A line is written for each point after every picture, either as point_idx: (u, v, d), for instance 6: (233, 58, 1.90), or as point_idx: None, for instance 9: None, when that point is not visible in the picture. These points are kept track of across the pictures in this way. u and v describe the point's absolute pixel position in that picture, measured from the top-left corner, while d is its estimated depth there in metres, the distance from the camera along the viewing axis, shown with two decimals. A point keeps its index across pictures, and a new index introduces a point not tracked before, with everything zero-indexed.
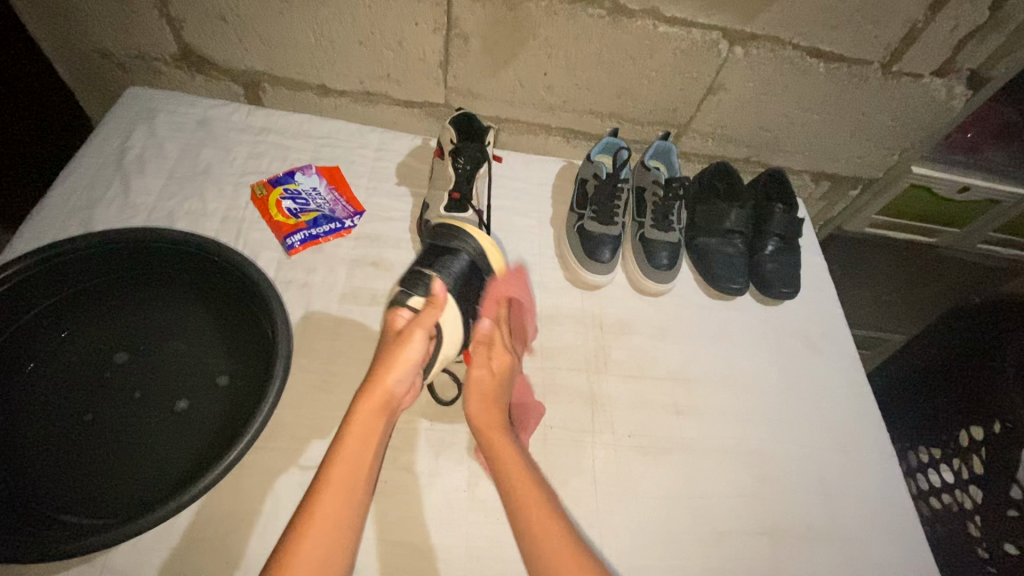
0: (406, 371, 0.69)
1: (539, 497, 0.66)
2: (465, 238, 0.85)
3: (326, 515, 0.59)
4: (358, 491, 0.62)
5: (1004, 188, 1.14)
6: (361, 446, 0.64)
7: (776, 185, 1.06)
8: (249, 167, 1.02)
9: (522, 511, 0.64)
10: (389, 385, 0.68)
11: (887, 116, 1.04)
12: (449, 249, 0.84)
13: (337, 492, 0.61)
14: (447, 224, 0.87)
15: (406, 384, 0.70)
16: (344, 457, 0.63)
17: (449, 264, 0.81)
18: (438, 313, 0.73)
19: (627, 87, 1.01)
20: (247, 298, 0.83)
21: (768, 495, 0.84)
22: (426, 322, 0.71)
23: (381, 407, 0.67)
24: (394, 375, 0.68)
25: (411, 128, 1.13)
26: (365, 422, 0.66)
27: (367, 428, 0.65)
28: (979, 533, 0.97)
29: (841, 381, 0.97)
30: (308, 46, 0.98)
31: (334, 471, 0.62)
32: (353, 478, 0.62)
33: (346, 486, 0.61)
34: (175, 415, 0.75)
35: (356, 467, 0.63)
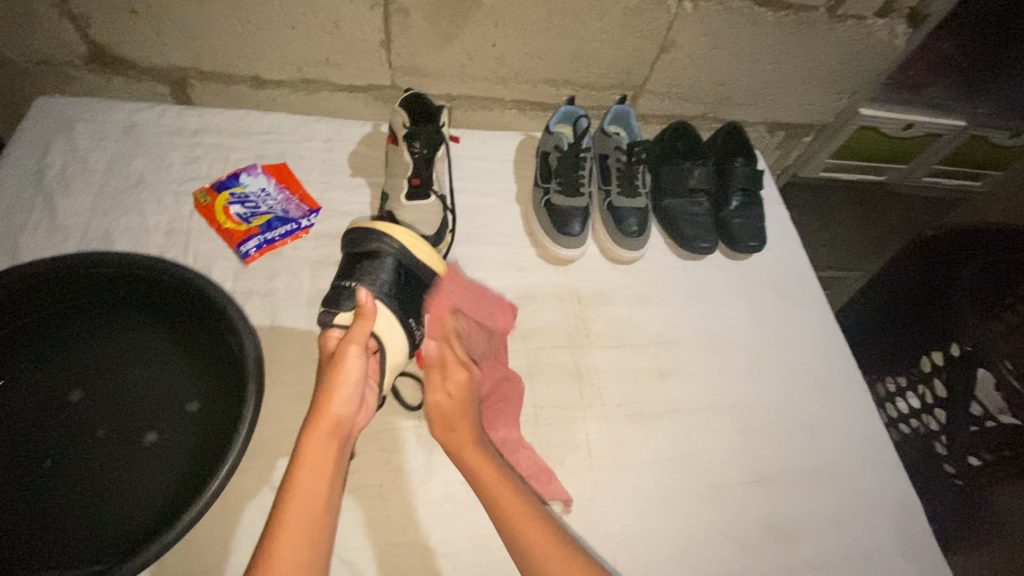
0: (353, 389, 0.64)
1: (513, 493, 0.65)
2: (383, 238, 0.76)
3: (290, 557, 0.53)
4: (319, 528, 0.56)
5: (944, 122, 1.19)
6: (318, 477, 0.58)
7: (734, 139, 1.07)
8: (187, 172, 0.95)
9: (500, 512, 0.63)
10: (337, 409, 0.63)
11: (835, 60, 1.05)
12: (368, 254, 0.76)
13: (297, 531, 0.54)
14: (360, 225, 0.78)
15: (355, 405, 0.65)
16: (299, 492, 0.57)
17: (370, 271, 0.75)
18: (368, 324, 0.67)
19: (579, 52, 0.98)
20: (207, 316, 0.78)
21: (758, 444, 0.86)
22: (359, 336, 0.66)
23: (334, 433, 0.62)
24: (340, 397, 0.63)
25: (359, 114, 1.07)
26: (318, 453, 0.60)
27: (322, 457, 0.60)
28: (945, 451, 1.01)
29: (815, 326, 1.00)
30: (235, 35, 0.90)
31: (292, 509, 0.56)
32: (315, 514, 0.56)
33: (306, 524, 0.55)
34: (147, 450, 0.70)
35: (313, 501, 0.57)
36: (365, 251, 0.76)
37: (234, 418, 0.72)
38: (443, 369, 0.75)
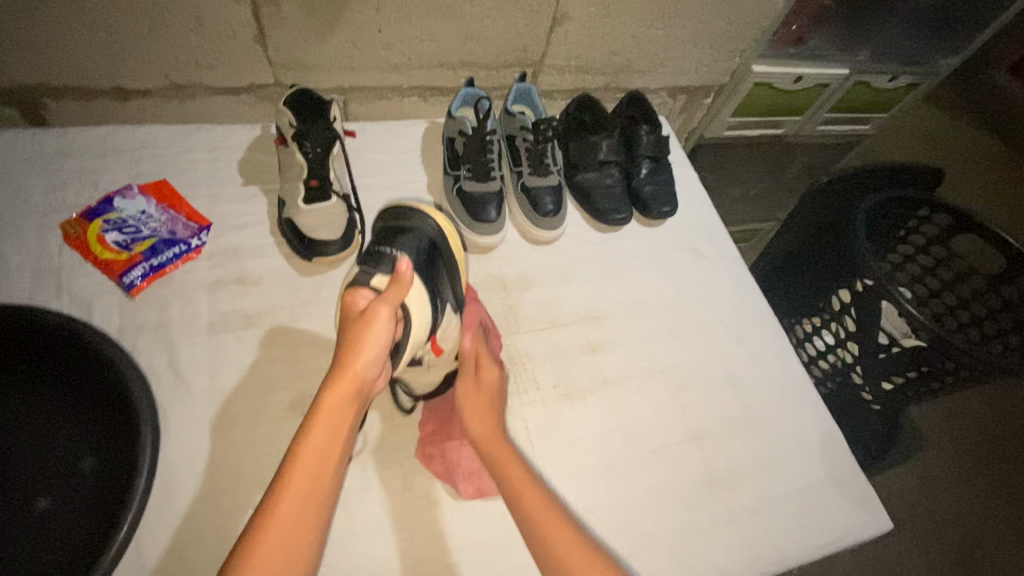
0: (379, 351, 0.61)
1: (531, 483, 0.63)
2: (424, 219, 0.83)
3: (290, 515, 0.52)
4: (325, 484, 0.56)
5: (828, 71, 1.24)
6: (331, 437, 0.57)
7: (637, 108, 1.08)
8: (51, 203, 0.84)
9: (518, 496, 0.62)
10: (358, 371, 0.60)
11: (722, 21, 1.07)
12: (408, 228, 0.80)
13: (305, 487, 0.54)
14: (402, 205, 0.85)
15: (378, 367, 0.62)
16: (309, 448, 0.56)
17: (411, 243, 0.77)
18: (401, 290, 0.65)
19: (472, 32, 0.95)
20: (81, 362, 0.69)
21: (690, 402, 0.89)
22: (393, 300, 0.63)
23: (353, 394, 0.60)
24: (365, 359, 0.60)
25: (245, 118, 0.99)
26: (335, 411, 0.59)
27: (337, 418, 0.59)
28: (861, 379, 1.08)
29: (729, 280, 1.04)
30: (82, 43, 0.80)
31: (300, 464, 0.55)
32: (322, 474, 0.56)
33: (310, 484, 0.55)
34: (39, 519, 0.64)
35: (326, 457, 0.56)
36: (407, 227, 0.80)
37: (129, 469, 0.65)
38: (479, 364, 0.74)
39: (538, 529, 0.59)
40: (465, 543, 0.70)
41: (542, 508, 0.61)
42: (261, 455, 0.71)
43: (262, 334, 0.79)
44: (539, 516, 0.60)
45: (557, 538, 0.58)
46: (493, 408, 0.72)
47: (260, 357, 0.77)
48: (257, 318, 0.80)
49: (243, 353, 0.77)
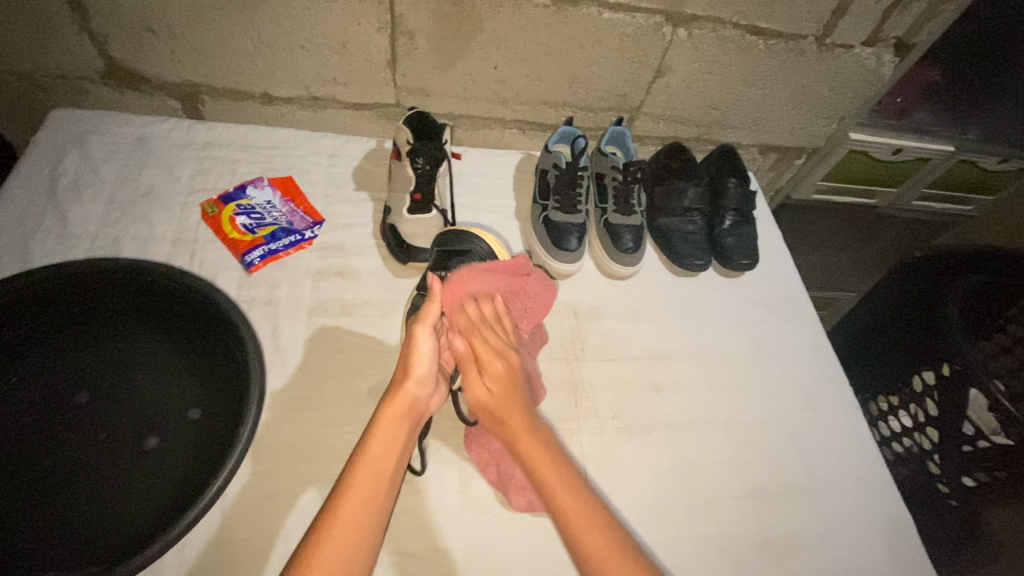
0: (424, 371, 0.71)
1: (562, 477, 0.63)
2: (476, 241, 0.88)
3: (349, 520, 0.58)
4: (380, 495, 0.61)
5: (932, 146, 1.22)
6: (387, 449, 0.64)
7: (727, 161, 1.09)
8: (196, 184, 0.97)
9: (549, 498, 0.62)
10: (410, 389, 0.70)
11: (824, 86, 1.09)
12: (462, 250, 0.86)
13: (362, 493, 0.60)
14: (455, 228, 0.89)
15: (428, 386, 0.72)
16: (367, 460, 0.63)
17: (464, 268, 0.84)
18: (439, 305, 0.75)
19: (579, 76, 1.02)
20: (215, 325, 0.81)
21: (749, 456, 0.87)
22: (429, 317, 0.74)
23: (405, 411, 0.68)
24: (413, 380, 0.70)
25: (363, 132, 1.11)
26: (389, 427, 0.66)
27: (392, 432, 0.66)
28: (939, 470, 1.01)
29: (804, 342, 1.02)
30: (247, 54, 0.94)
31: (359, 474, 0.61)
32: (378, 481, 0.62)
33: (368, 493, 0.60)
34: (145, 456, 0.71)
35: (380, 468, 0.63)
36: (461, 250, 0.86)
37: (235, 422, 0.74)
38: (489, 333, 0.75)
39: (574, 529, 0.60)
40: (511, 552, 0.73)
41: (580, 506, 0.61)
42: (337, 433, 0.77)
43: (353, 323, 0.87)
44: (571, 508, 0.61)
45: (591, 540, 0.59)
46: (513, 398, 0.69)
47: (349, 344, 0.85)
48: (351, 308, 0.88)
49: (334, 338, 0.85)
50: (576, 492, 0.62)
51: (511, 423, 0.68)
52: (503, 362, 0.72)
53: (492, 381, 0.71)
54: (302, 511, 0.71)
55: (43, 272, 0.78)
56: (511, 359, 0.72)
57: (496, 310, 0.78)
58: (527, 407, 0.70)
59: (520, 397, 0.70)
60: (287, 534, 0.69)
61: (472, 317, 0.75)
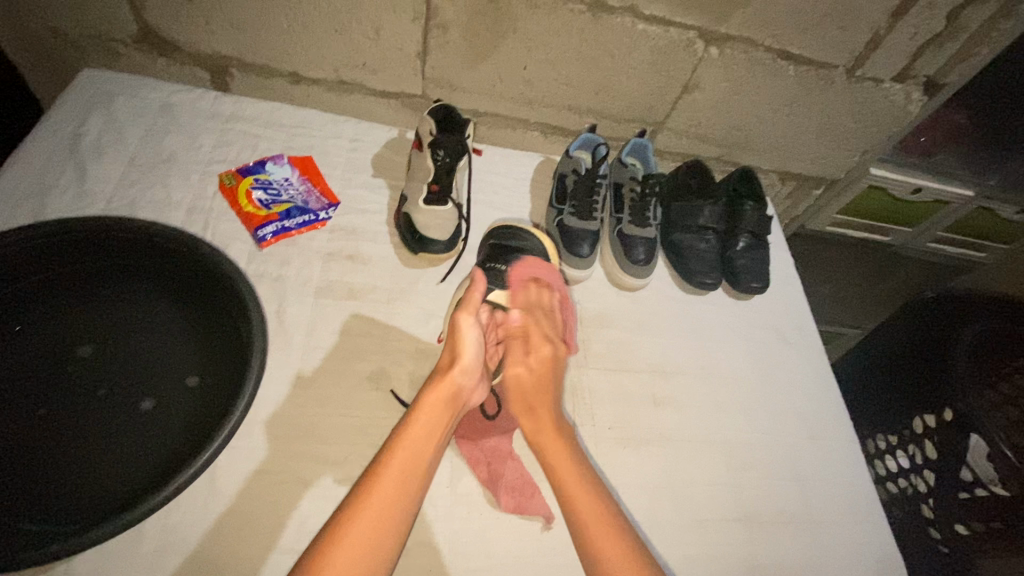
0: (472, 359, 0.72)
1: (579, 476, 0.69)
2: (528, 238, 0.92)
3: (381, 502, 0.58)
4: (415, 482, 0.61)
5: (952, 189, 1.21)
6: (427, 436, 0.64)
7: (745, 183, 1.09)
8: (216, 155, 0.97)
9: (573, 509, 0.66)
10: (457, 377, 0.69)
11: (850, 118, 1.09)
12: (515, 246, 0.90)
13: (399, 476, 0.60)
14: (509, 224, 0.94)
15: (474, 377, 0.71)
16: (405, 445, 0.62)
17: (516, 259, 0.88)
18: (481, 290, 0.76)
19: (606, 84, 1.02)
20: (223, 295, 0.81)
21: (745, 481, 0.86)
22: (472, 304, 0.74)
23: (449, 400, 0.68)
24: (461, 369, 0.70)
25: (386, 120, 1.11)
26: (429, 416, 0.66)
27: (434, 419, 0.66)
28: (932, 514, 1.00)
29: (808, 371, 1.01)
30: (280, 32, 0.94)
31: (396, 458, 0.61)
32: (416, 467, 0.61)
33: (404, 478, 0.60)
34: (141, 417, 0.71)
35: (419, 454, 0.62)
36: (515, 244, 0.90)
37: (233, 393, 0.74)
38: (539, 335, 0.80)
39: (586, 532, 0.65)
40: (496, 553, 0.71)
41: (594, 512, 0.66)
42: (333, 416, 0.76)
43: (359, 307, 0.87)
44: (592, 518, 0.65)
45: (603, 540, 0.63)
46: (546, 387, 0.76)
47: (353, 328, 0.84)
48: (358, 293, 0.88)
49: (338, 320, 0.84)
50: (591, 494, 0.67)
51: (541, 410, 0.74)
52: (550, 350, 0.79)
53: (536, 361, 0.78)
54: (288, 489, 0.70)
55: (57, 224, 0.78)
56: (558, 348, 0.79)
57: (553, 301, 0.85)
58: (557, 402, 0.76)
59: (556, 385, 0.77)
60: (274, 510, 0.68)
61: (530, 299, 0.83)
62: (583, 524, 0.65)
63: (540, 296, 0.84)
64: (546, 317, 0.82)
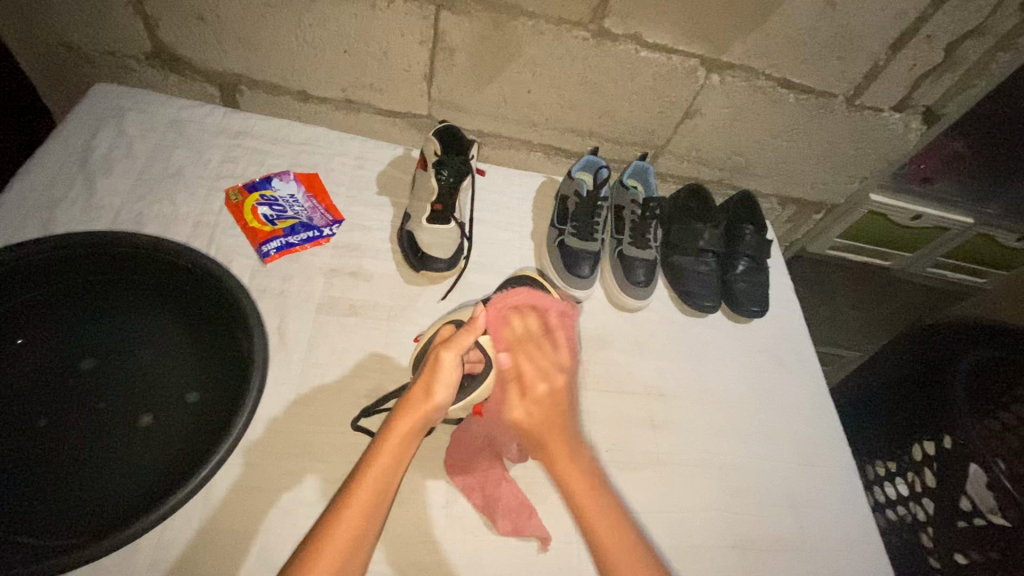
0: (449, 392, 0.69)
1: (605, 514, 0.64)
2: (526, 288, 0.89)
3: (345, 531, 0.57)
4: (380, 511, 0.59)
5: (952, 216, 1.22)
6: (392, 466, 0.62)
7: (745, 208, 1.10)
8: (223, 170, 0.99)
9: (602, 555, 0.62)
10: (428, 410, 0.67)
11: (850, 145, 1.10)
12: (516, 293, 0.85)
13: (364, 505, 0.59)
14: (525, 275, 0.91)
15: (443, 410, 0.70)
16: (374, 471, 0.61)
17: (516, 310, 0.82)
18: (474, 335, 0.72)
19: (609, 108, 1.04)
20: (227, 312, 0.82)
21: (742, 507, 0.86)
22: (461, 343, 0.71)
23: (416, 427, 0.66)
24: (435, 403, 0.68)
25: (392, 138, 1.13)
26: (396, 447, 0.64)
27: (402, 447, 0.64)
28: (931, 543, 1.00)
29: (806, 397, 1.01)
30: (290, 52, 0.96)
31: (364, 485, 0.60)
32: (381, 499, 0.60)
33: (369, 508, 0.59)
34: (139, 433, 0.71)
35: (384, 484, 0.61)
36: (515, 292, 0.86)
37: (232, 410, 0.74)
38: (521, 385, 0.72)
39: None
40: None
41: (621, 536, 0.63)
42: (330, 433, 0.76)
43: (359, 324, 0.87)
44: (623, 560, 0.61)
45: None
46: (557, 418, 0.71)
47: (354, 345, 0.85)
48: (360, 310, 0.89)
49: (338, 337, 0.85)
50: (621, 531, 0.63)
51: (551, 451, 0.69)
52: (547, 384, 0.73)
53: (532, 402, 0.71)
54: (282, 507, 0.70)
55: (66, 238, 0.79)
56: (553, 380, 0.73)
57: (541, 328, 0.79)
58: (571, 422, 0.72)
59: (563, 422, 0.71)
60: (268, 529, 0.68)
61: (517, 333, 0.76)
62: (608, 556, 0.62)
63: (526, 327, 0.78)
64: (540, 348, 0.76)
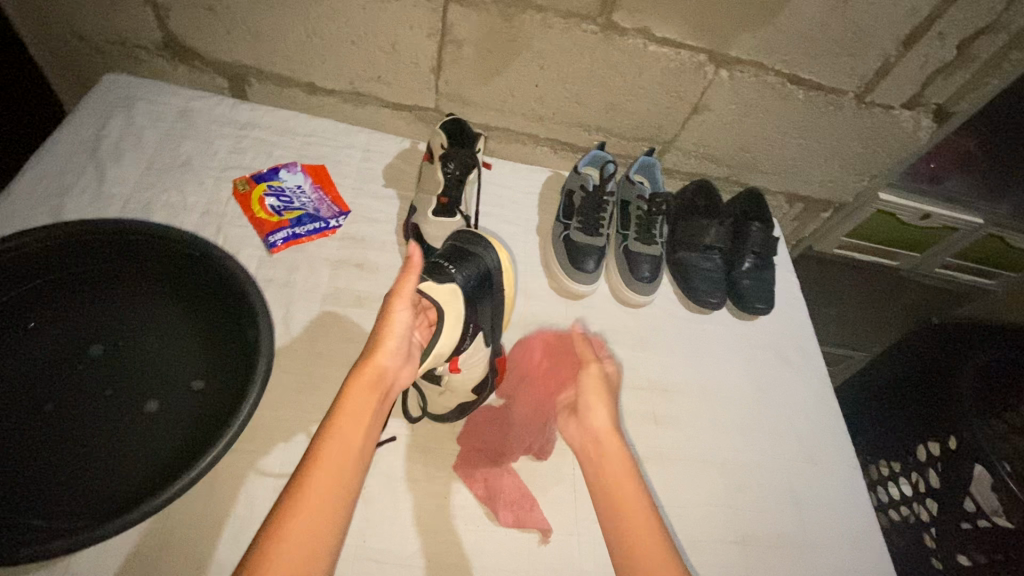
0: (399, 340, 0.69)
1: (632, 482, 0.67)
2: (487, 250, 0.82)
3: (316, 490, 0.56)
4: (348, 466, 0.59)
5: (961, 216, 1.21)
6: (353, 422, 0.62)
7: (752, 204, 1.10)
8: (231, 161, 0.99)
9: (619, 518, 0.64)
10: (379, 361, 0.67)
11: (859, 143, 1.09)
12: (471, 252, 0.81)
13: (330, 462, 0.58)
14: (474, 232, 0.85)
15: (399, 360, 0.69)
16: (333, 432, 0.61)
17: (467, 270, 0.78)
18: (414, 279, 0.72)
19: (616, 103, 1.03)
20: (233, 302, 0.82)
21: (743, 504, 0.86)
22: (405, 292, 0.71)
23: (372, 382, 0.66)
24: (387, 355, 0.68)
25: (399, 131, 1.13)
26: (355, 404, 0.63)
27: (361, 405, 0.64)
28: (934, 544, 0.99)
29: (811, 394, 1.01)
30: (299, 43, 0.96)
31: (328, 443, 0.59)
32: (345, 453, 0.59)
33: (335, 465, 0.58)
34: (145, 419, 0.72)
35: (347, 442, 0.60)
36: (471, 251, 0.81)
37: (236, 398, 0.75)
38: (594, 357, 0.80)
39: (626, 540, 0.62)
40: (490, 566, 0.72)
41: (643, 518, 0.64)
42: None
43: (363, 315, 0.88)
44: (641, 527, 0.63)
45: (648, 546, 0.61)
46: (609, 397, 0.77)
47: (359, 336, 0.85)
48: (364, 301, 0.89)
49: (342, 327, 0.85)
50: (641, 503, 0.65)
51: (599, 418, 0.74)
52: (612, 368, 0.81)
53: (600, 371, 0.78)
54: None
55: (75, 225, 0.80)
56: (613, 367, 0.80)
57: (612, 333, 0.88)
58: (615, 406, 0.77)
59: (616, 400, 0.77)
60: (271, 516, 0.69)
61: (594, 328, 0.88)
62: (624, 519, 0.64)
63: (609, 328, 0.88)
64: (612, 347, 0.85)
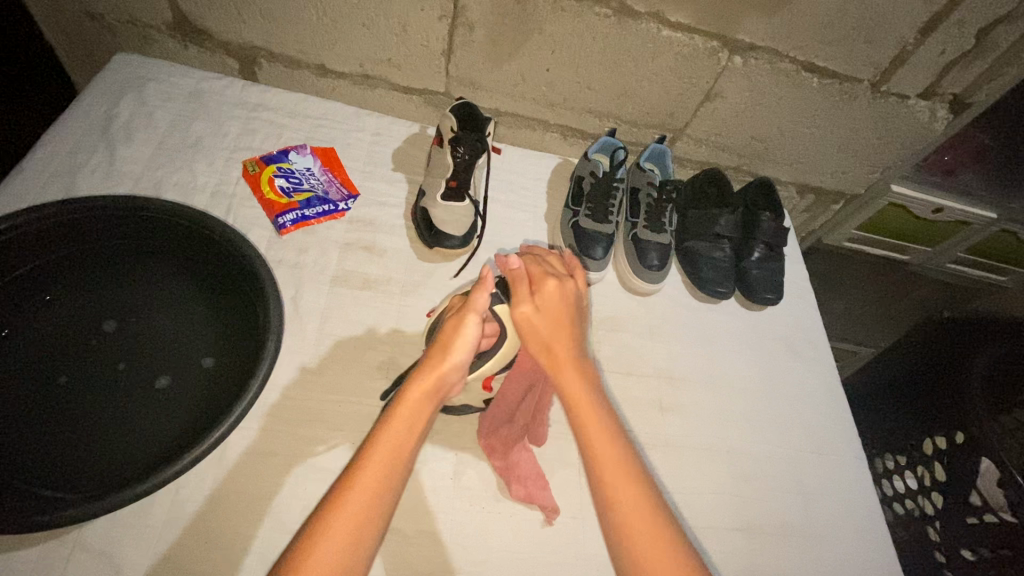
0: (466, 352, 0.64)
1: (618, 459, 0.59)
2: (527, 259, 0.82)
3: (357, 502, 0.52)
4: (394, 477, 0.55)
5: (975, 211, 1.21)
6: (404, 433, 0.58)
7: (764, 193, 1.09)
8: (241, 142, 0.99)
9: (615, 510, 0.57)
10: (441, 372, 0.62)
11: (873, 133, 1.08)
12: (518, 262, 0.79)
13: (375, 473, 0.54)
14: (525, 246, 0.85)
15: (460, 373, 0.64)
16: (383, 442, 0.56)
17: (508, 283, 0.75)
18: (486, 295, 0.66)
19: (627, 89, 1.02)
20: (244, 282, 0.83)
21: (748, 492, 0.86)
22: (478, 305, 0.66)
23: (429, 391, 0.61)
24: (449, 366, 0.63)
25: (409, 115, 1.12)
26: (409, 413, 0.59)
27: (415, 412, 0.60)
28: (939, 538, 0.99)
29: (818, 384, 1.00)
30: (310, 25, 0.96)
31: (376, 451, 0.56)
32: (395, 464, 0.55)
33: (382, 475, 0.54)
34: (157, 394, 0.72)
35: (397, 450, 0.56)
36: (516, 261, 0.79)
37: (247, 376, 0.75)
38: (530, 287, 0.66)
39: (624, 531, 0.56)
40: (497, 547, 0.72)
41: (642, 504, 0.57)
42: (341, 403, 0.77)
43: (372, 297, 0.88)
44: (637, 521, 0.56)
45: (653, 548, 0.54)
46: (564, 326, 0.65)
47: (367, 317, 0.86)
48: (373, 284, 0.89)
49: (350, 309, 0.86)
50: (644, 491, 0.58)
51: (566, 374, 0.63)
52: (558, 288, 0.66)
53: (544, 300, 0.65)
54: (293, 472, 0.71)
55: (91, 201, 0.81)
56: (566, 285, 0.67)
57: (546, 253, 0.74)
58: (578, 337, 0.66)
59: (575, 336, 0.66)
60: (280, 493, 0.69)
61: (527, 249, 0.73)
62: (620, 513, 0.56)
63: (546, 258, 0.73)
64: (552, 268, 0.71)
